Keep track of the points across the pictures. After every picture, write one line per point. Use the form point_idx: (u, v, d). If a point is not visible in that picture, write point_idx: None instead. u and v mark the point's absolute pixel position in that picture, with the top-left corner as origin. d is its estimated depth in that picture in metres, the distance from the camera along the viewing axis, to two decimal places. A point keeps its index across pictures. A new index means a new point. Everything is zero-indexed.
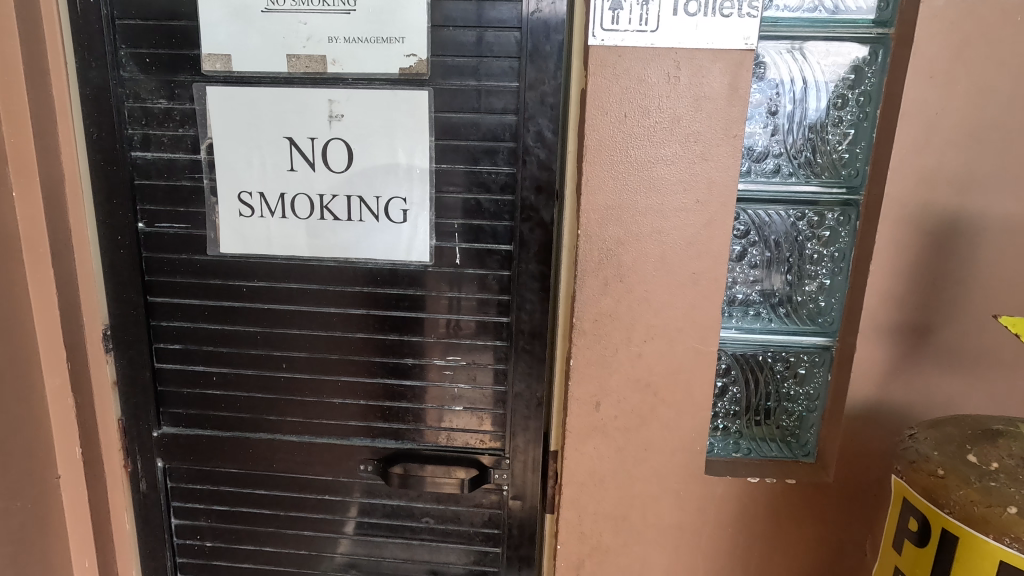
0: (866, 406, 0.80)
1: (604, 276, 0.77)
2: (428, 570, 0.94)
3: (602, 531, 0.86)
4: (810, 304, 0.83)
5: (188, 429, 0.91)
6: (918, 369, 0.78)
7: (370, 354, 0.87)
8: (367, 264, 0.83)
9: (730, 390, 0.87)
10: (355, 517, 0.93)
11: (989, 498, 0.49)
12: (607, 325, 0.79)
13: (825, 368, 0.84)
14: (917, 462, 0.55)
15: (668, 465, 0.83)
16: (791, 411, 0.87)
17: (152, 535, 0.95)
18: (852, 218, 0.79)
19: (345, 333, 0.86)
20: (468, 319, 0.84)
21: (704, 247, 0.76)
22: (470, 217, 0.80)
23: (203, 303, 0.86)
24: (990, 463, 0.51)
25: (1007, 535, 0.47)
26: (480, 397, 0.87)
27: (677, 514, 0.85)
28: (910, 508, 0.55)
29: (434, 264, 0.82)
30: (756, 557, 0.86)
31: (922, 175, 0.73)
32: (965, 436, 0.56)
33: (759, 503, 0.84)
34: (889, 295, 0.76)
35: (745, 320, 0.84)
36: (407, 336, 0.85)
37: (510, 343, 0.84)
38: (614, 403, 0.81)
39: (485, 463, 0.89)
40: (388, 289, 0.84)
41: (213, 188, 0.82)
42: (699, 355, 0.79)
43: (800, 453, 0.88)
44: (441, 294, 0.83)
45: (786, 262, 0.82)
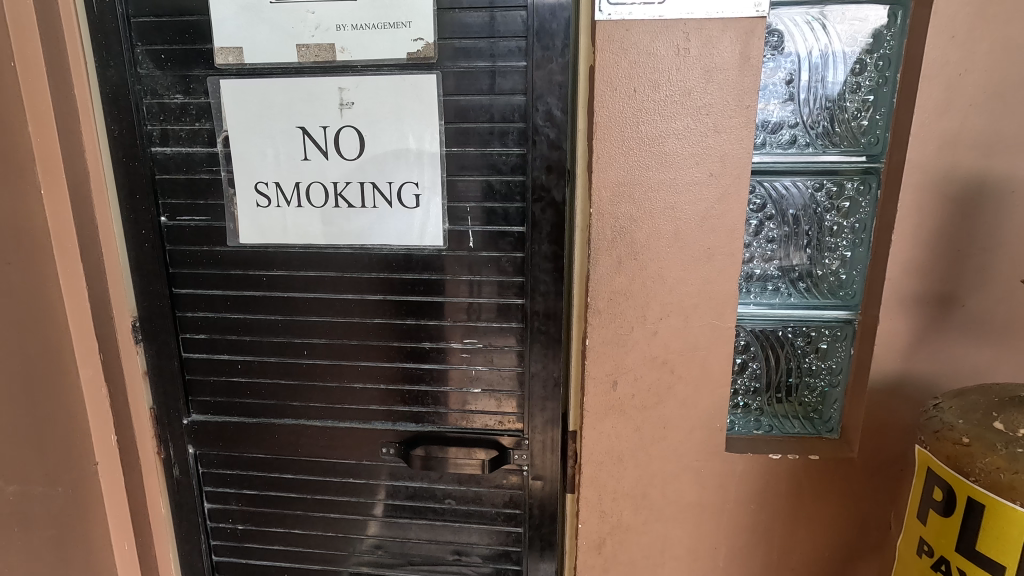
0: (891, 380, 0.78)
1: (617, 254, 0.77)
2: (451, 550, 0.96)
3: (622, 509, 0.86)
4: (831, 277, 0.81)
5: (216, 417, 0.94)
6: (945, 340, 0.76)
7: (388, 339, 0.88)
8: (381, 250, 0.84)
9: (750, 367, 0.86)
10: (383, 500, 0.95)
11: (1016, 464, 0.47)
12: (622, 303, 0.78)
13: (848, 342, 0.82)
14: (942, 431, 0.54)
15: (687, 442, 0.83)
16: (813, 386, 0.86)
17: (187, 518, 0.98)
18: (872, 187, 0.77)
19: (363, 320, 0.87)
20: (483, 301, 0.84)
21: (718, 222, 0.75)
22: (482, 199, 0.81)
23: (225, 293, 0.89)
24: (1017, 430, 0.50)
25: None
26: (498, 379, 0.87)
27: (698, 492, 0.85)
28: (934, 478, 0.54)
29: (448, 248, 0.83)
30: (779, 534, 0.86)
31: (945, 139, 0.71)
32: (991, 404, 0.55)
33: (781, 480, 0.83)
34: (912, 264, 0.74)
35: (764, 296, 0.83)
36: (423, 321, 0.86)
37: (525, 324, 0.84)
38: (632, 381, 0.81)
39: (504, 444, 0.90)
40: (402, 275, 0.85)
41: (230, 180, 0.84)
42: (716, 332, 0.79)
43: (823, 429, 0.86)
44: (456, 278, 0.84)
45: (805, 235, 0.80)
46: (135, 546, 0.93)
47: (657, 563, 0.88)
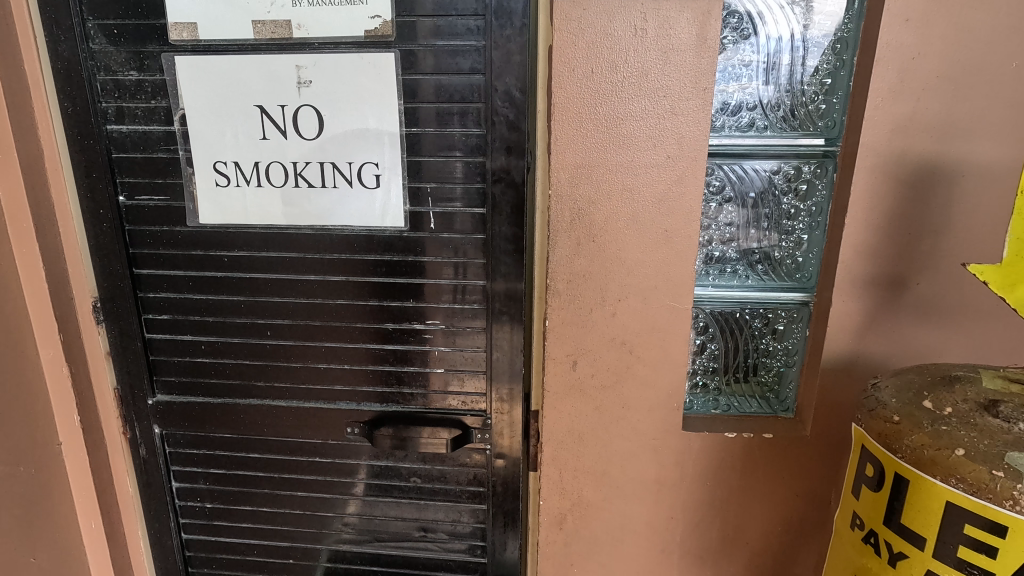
0: (844, 360, 0.80)
1: (576, 236, 0.77)
2: (417, 527, 0.98)
3: (583, 486, 0.88)
4: (788, 260, 0.82)
5: (181, 396, 0.94)
6: (895, 321, 0.78)
7: (350, 321, 0.88)
8: (342, 230, 0.84)
9: (709, 347, 0.87)
10: (363, 479, 0.96)
11: (939, 440, 0.49)
12: (581, 284, 0.79)
13: (804, 324, 0.84)
14: (875, 409, 0.56)
15: (646, 421, 0.85)
16: (770, 366, 0.87)
17: (155, 497, 0.99)
18: (829, 170, 0.78)
19: (326, 301, 0.87)
20: (446, 282, 0.85)
21: (675, 204, 0.75)
22: (443, 181, 0.81)
23: (187, 273, 0.88)
24: (943, 408, 0.52)
25: (954, 476, 0.47)
26: (461, 360, 0.88)
27: (656, 469, 0.87)
28: (867, 455, 0.56)
29: (409, 230, 0.83)
30: (735, 510, 0.88)
31: (899, 123, 0.71)
32: (925, 383, 0.56)
33: (737, 457, 0.85)
34: (865, 247, 0.76)
35: (722, 278, 0.84)
36: (388, 304, 0.87)
37: (488, 306, 0.85)
38: (591, 361, 0.82)
39: (468, 423, 0.91)
40: (366, 256, 0.85)
41: (188, 159, 0.83)
42: (674, 313, 0.80)
43: (779, 408, 0.88)
44: (418, 259, 0.84)
45: (762, 218, 0.81)
46: (103, 525, 0.94)
47: (618, 538, 0.90)
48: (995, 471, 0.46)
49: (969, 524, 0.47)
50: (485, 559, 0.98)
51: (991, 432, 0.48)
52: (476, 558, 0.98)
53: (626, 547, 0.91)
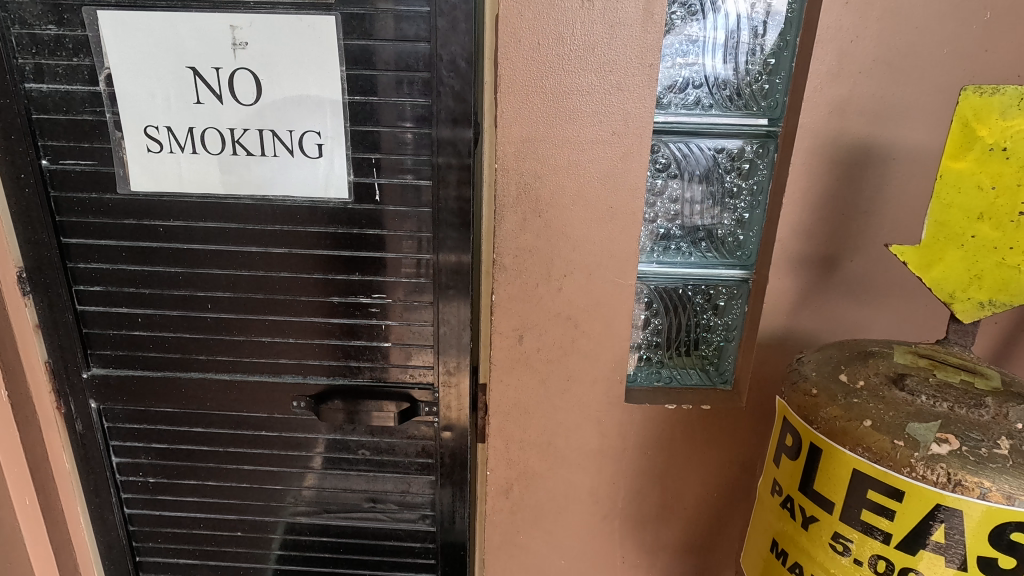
0: (778, 335, 0.83)
1: (523, 211, 0.77)
2: (367, 498, 0.98)
3: (529, 456, 0.90)
4: (729, 238, 0.84)
5: (118, 370, 0.92)
6: (827, 298, 0.81)
7: (308, 294, 0.86)
8: (284, 201, 0.81)
9: (652, 322, 0.89)
10: (322, 453, 0.96)
11: (850, 413, 0.52)
12: (527, 259, 0.79)
13: (743, 300, 0.87)
14: (797, 383, 0.59)
15: (591, 394, 0.87)
16: (710, 340, 0.90)
17: (94, 472, 0.97)
18: (770, 150, 0.79)
19: (268, 273, 0.85)
20: (393, 256, 0.84)
21: (620, 180, 0.76)
22: (388, 151, 0.79)
23: (120, 243, 0.84)
24: (857, 382, 0.55)
25: (860, 446, 0.50)
26: (409, 334, 0.88)
27: (600, 439, 0.89)
28: (788, 425, 0.59)
29: (353, 201, 0.81)
30: (674, 477, 0.92)
31: (836, 105, 0.73)
32: (843, 358, 0.59)
33: (676, 428, 0.89)
34: (801, 227, 0.78)
35: (666, 254, 0.86)
36: (351, 275, 0.85)
37: (435, 280, 0.84)
38: (537, 336, 0.83)
39: (415, 396, 0.91)
40: (326, 228, 0.83)
41: (117, 122, 0.78)
42: (618, 289, 0.81)
43: (718, 380, 0.91)
44: (363, 231, 0.82)
45: (706, 196, 0.83)
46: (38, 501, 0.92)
47: (562, 505, 0.93)
48: (896, 440, 0.49)
49: (872, 490, 0.50)
50: (434, 527, 0.99)
51: (897, 404, 0.51)
52: (425, 527, 1.00)
53: (570, 514, 0.94)
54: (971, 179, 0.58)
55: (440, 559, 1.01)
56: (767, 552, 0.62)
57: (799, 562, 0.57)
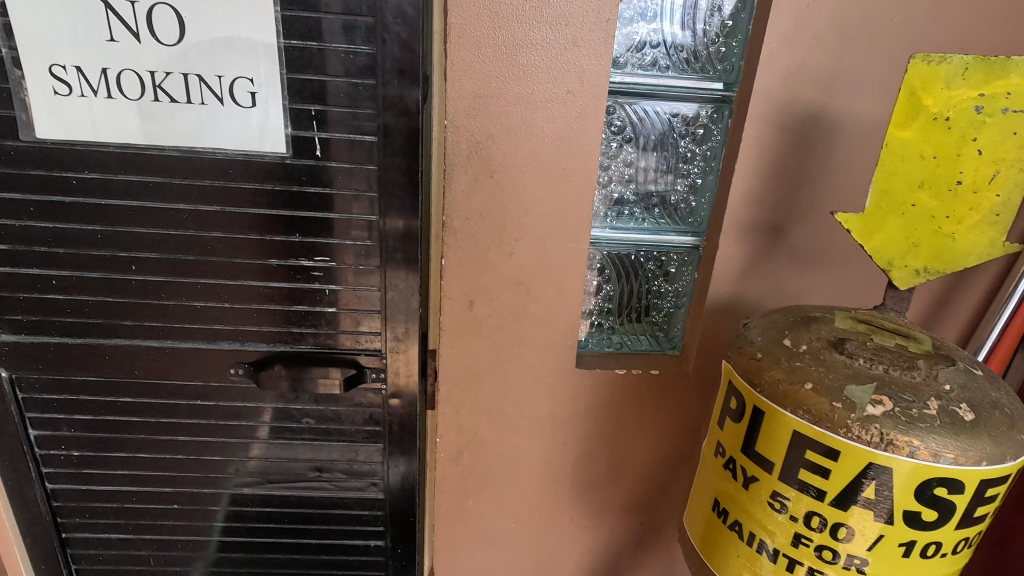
0: (725, 301, 0.84)
1: (473, 171, 0.74)
2: (312, 467, 0.96)
3: (479, 423, 0.90)
4: (682, 204, 0.84)
5: (32, 337, 0.84)
6: (774, 266, 0.83)
7: (258, 255, 0.81)
8: (214, 154, 0.75)
9: (604, 288, 0.89)
10: (268, 422, 0.92)
11: (792, 376, 0.53)
12: (478, 222, 0.76)
13: (693, 266, 0.87)
14: (743, 347, 0.59)
15: (541, 360, 0.86)
16: (660, 307, 0.91)
17: (10, 446, 0.90)
18: (724, 115, 0.79)
19: (198, 232, 0.79)
20: (335, 217, 0.79)
21: (574, 142, 0.73)
22: (328, 102, 0.73)
23: (26, 197, 0.76)
24: (800, 346, 0.56)
25: (800, 408, 0.52)
26: (354, 299, 0.84)
27: (550, 405, 0.89)
28: (732, 388, 0.60)
29: (292, 156, 0.76)
30: (622, 441, 0.93)
31: (790, 71, 0.73)
32: (788, 323, 0.60)
33: (625, 393, 0.89)
34: (752, 194, 0.78)
35: (620, 220, 0.85)
36: (302, 236, 0.80)
37: (382, 241, 0.81)
38: (488, 301, 0.81)
39: (362, 362, 0.88)
40: (279, 184, 0.77)
41: (15, 59, 0.69)
42: (570, 254, 0.79)
43: (667, 346, 0.93)
44: (303, 189, 0.77)
45: (660, 161, 0.82)
46: None
47: (512, 470, 0.94)
48: (834, 402, 0.50)
49: (809, 451, 0.51)
50: (382, 494, 0.98)
51: (836, 367, 0.52)
52: (373, 495, 0.98)
53: (519, 478, 0.95)
54: (914, 148, 0.59)
55: (389, 526, 1.01)
56: (709, 511, 0.64)
57: (739, 521, 0.59)
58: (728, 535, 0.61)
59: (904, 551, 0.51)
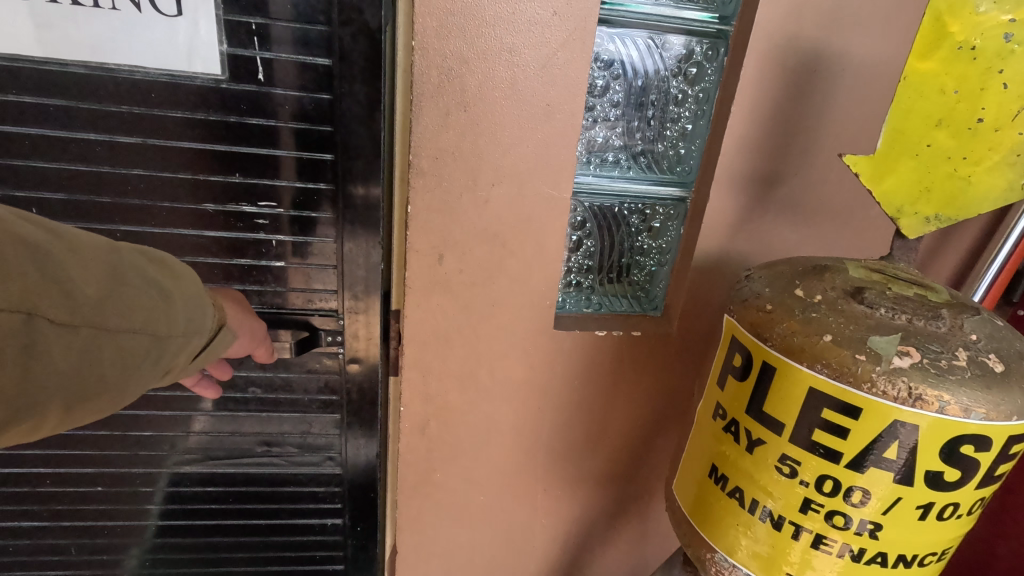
0: (712, 258, 0.79)
1: (445, 103, 0.64)
2: (261, 441, 0.86)
3: (448, 390, 0.82)
4: (669, 152, 0.78)
5: None
6: (764, 220, 0.78)
7: (179, 198, 0.70)
8: (131, 73, 0.62)
9: (585, 244, 0.82)
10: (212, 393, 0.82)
11: (808, 328, 0.48)
12: (449, 163, 0.67)
13: (679, 221, 0.81)
14: (748, 300, 0.54)
15: (517, 321, 0.79)
16: (643, 265, 0.85)
17: None
18: (720, 53, 0.72)
19: (115, 170, 0.67)
20: (283, 154, 0.69)
21: (560, 73, 0.65)
22: (273, 16, 0.62)
23: None
24: (814, 296, 0.50)
25: (818, 362, 0.46)
26: (307, 249, 0.75)
27: (525, 370, 0.83)
28: (736, 344, 0.54)
29: (228, 80, 0.64)
30: (600, 407, 0.88)
31: (794, 3, 0.66)
32: (796, 273, 0.55)
33: (606, 356, 0.84)
34: (747, 140, 0.72)
35: (603, 168, 0.78)
36: (235, 177, 0.70)
37: (338, 185, 0.71)
38: (460, 255, 0.73)
39: (314, 324, 0.79)
40: (206, 114, 0.66)
41: None
42: (551, 203, 0.72)
43: (648, 307, 0.87)
44: (243, 120, 0.67)
45: (649, 102, 0.75)
46: None
47: (483, 440, 0.87)
48: (857, 354, 0.45)
49: (827, 409, 0.47)
50: (341, 468, 0.90)
51: (856, 317, 0.47)
52: (330, 470, 0.90)
53: (490, 449, 0.88)
54: (935, 81, 0.54)
55: (348, 504, 0.93)
56: (703, 478, 0.59)
57: (740, 487, 0.54)
58: (726, 502, 0.56)
59: (921, 514, 0.47)
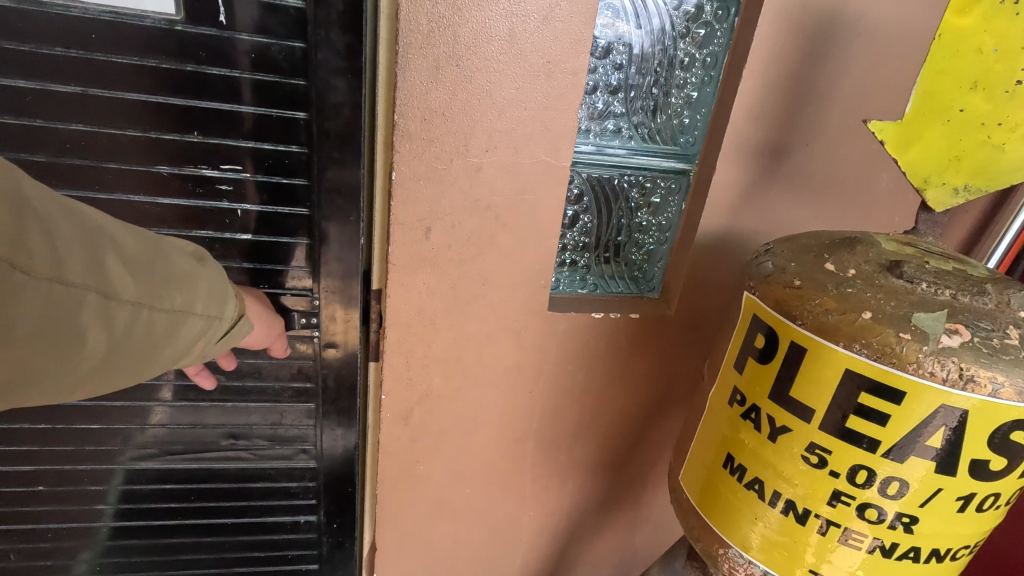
0: (716, 235, 0.75)
1: (434, 56, 0.58)
2: (225, 434, 0.79)
3: (433, 377, 0.76)
4: (673, 121, 0.72)
5: None
6: (770, 195, 0.74)
7: (127, 159, 0.61)
8: (66, 9, 0.54)
9: (581, 219, 0.77)
10: (171, 381, 0.74)
11: (845, 304, 0.43)
12: (438, 125, 0.61)
13: (681, 196, 0.76)
14: (772, 275, 0.49)
15: (509, 302, 0.73)
16: (641, 243, 0.80)
17: None
18: (730, 12, 0.67)
19: (52, 127, 0.58)
20: (248, 111, 0.62)
21: (562, 26, 0.59)
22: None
23: None
24: (847, 271, 0.46)
25: (857, 342, 0.42)
26: (279, 221, 0.68)
27: (517, 355, 0.77)
28: (758, 324, 0.50)
29: (183, 20, 0.56)
30: (595, 394, 0.83)
31: None
32: (822, 246, 0.50)
33: (602, 340, 0.79)
34: (758, 109, 0.68)
35: (603, 137, 0.72)
36: (192, 136, 0.62)
37: (314, 148, 0.64)
38: (448, 229, 0.67)
39: (286, 305, 0.73)
40: (155, 61, 0.57)
41: None
42: (549, 173, 0.66)
43: (645, 288, 0.82)
44: (201, 69, 0.58)
45: (653, 65, 0.69)
46: None
47: (470, 430, 0.81)
48: (901, 333, 0.41)
49: (864, 393, 0.42)
50: (315, 462, 0.83)
51: (897, 293, 0.43)
52: (304, 464, 0.83)
53: (477, 438, 0.82)
54: (972, 39, 0.50)
55: (323, 500, 0.86)
56: (715, 469, 0.55)
57: (759, 478, 0.50)
58: (743, 495, 0.51)
59: (960, 505, 0.44)
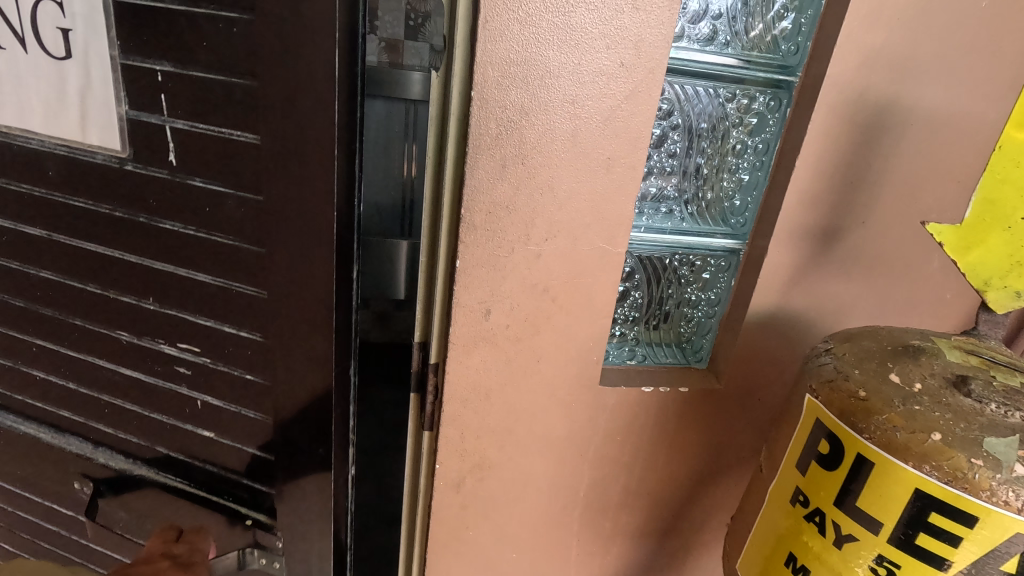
0: (766, 314, 0.76)
1: (501, 155, 0.61)
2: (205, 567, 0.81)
3: (485, 447, 0.77)
4: (723, 202, 0.75)
5: None
6: (821, 276, 0.74)
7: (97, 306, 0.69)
8: (30, 142, 0.63)
9: (632, 295, 0.78)
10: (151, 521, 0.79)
11: (914, 423, 0.44)
12: (502, 217, 0.64)
13: (730, 273, 0.78)
14: (835, 381, 0.50)
15: (561, 377, 0.74)
16: (689, 316, 0.81)
17: None
18: (782, 103, 0.69)
19: (34, 265, 0.70)
20: (205, 279, 0.64)
21: (623, 125, 0.62)
22: (183, 63, 0.55)
23: None
24: (913, 384, 0.47)
25: (928, 463, 0.43)
26: (222, 386, 0.69)
27: (567, 427, 0.78)
28: (821, 428, 0.50)
29: (131, 158, 0.60)
30: (642, 464, 0.84)
31: (868, 56, 0.63)
32: (885, 352, 0.51)
33: (651, 412, 0.80)
34: (810, 195, 0.69)
35: (655, 219, 0.74)
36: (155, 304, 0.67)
37: (257, 321, 0.65)
38: (507, 310, 0.69)
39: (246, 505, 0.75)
40: (106, 207, 0.64)
41: None
42: (605, 258, 0.68)
43: (693, 359, 0.83)
44: (153, 221, 0.63)
45: (705, 151, 0.72)
46: None
47: (518, 498, 0.82)
48: (974, 459, 0.42)
49: (935, 513, 0.43)
50: None
51: (965, 414, 0.44)
52: None
53: (525, 506, 0.83)
54: None
55: None
56: (775, 565, 0.55)
57: None
58: None
59: None
